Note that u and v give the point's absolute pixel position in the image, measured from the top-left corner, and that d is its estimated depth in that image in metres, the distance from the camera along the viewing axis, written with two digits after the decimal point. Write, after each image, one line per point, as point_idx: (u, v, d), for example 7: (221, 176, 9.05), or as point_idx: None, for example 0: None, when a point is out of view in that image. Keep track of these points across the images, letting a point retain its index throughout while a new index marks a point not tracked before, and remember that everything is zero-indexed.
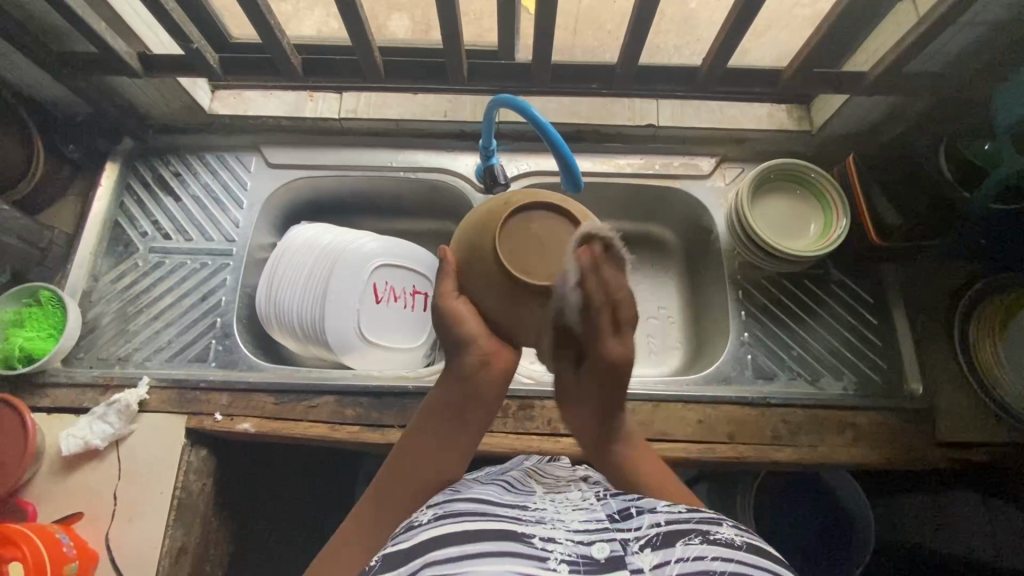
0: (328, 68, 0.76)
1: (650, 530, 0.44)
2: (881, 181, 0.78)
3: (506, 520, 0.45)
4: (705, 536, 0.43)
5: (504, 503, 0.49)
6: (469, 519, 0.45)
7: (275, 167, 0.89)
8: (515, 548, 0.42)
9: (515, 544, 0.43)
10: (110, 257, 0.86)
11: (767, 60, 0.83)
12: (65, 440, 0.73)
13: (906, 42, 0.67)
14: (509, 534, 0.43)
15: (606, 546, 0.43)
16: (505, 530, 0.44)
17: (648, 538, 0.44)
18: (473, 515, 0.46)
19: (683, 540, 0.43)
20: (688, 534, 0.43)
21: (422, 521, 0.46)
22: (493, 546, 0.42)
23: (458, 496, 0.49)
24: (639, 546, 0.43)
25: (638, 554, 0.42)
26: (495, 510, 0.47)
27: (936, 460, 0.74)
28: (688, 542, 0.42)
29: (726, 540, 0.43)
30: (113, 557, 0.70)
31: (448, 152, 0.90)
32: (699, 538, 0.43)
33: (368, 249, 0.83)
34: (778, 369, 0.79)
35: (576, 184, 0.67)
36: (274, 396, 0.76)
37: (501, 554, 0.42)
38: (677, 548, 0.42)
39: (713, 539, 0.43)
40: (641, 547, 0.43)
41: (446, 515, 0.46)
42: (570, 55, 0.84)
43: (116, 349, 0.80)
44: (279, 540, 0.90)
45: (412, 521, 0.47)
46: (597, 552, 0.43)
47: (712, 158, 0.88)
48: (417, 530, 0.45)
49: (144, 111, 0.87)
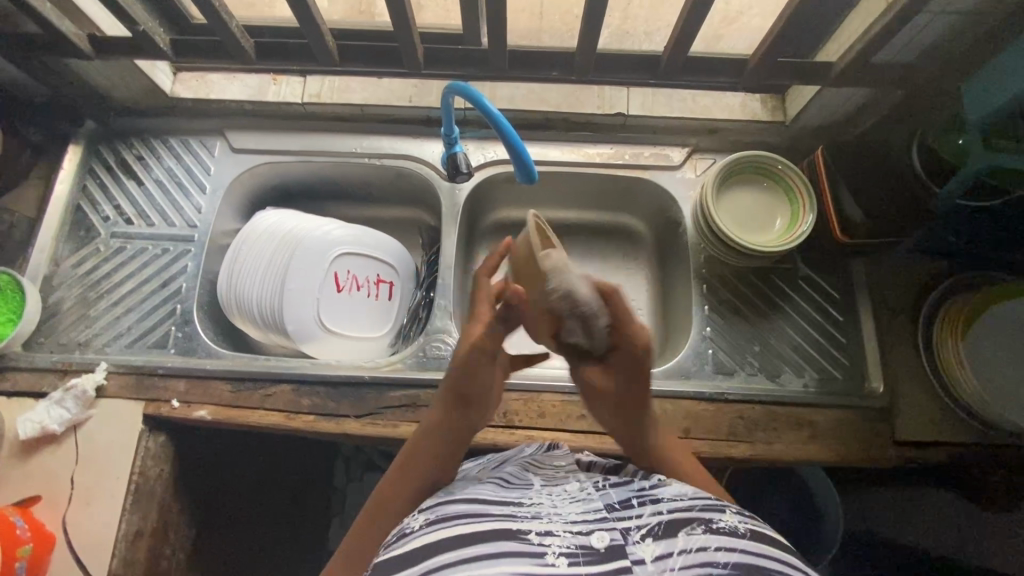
0: (281, 50, 0.75)
1: (652, 518, 0.44)
2: (848, 179, 0.75)
3: (501, 519, 0.44)
4: (708, 525, 0.43)
5: (497, 501, 0.47)
6: (463, 522, 0.44)
7: (238, 152, 0.88)
8: (512, 548, 0.41)
9: (511, 543, 0.42)
10: (72, 241, 0.85)
11: (739, 47, 0.80)
12: (22, 424, 0.73)
13: (873, 32, 0.65)
14: (504, 534, 0.42)
15: (606, 535, 0.43)
16: (501, 529, 0.43)
17: (649, 526, 0.43)
18: (465, 517, 0.44)
19: (685, 530, 0.43)
20: (690, 523, 0.44)
21: (413, 528, 0.45)
22: (487, 549, 0.41)
23: (450, 500, 0.47)
24: (640, 534, 0.43)
25: (639, 543, 0.42)
26: (488, 510, 0.46)
27: (891, 459, 0.73)
28: (691, 531, 0.43)
29: (729, 529, 0.43)
30: (70, 540, 0.70)
31: (414, 138, 0.88)
32: (702, 527, 0.43)
33: (331, 237, 0.82)
34: (738, 365, 0.78)
35: (529, 174, 0.67)
36: (231, 384, 0.77)
37: (497, 555, 0.41)
38: (679, 539, 0.42)
39: (716, 528, 0.43)
40: (642, 536, 0.43)
41: (438, 520, 0.44)
42: (538, 40, 0.81)
43: (76, 335, 0.80)
44: (243, 526, 0.91)
45: (403, 529, 0.46)
46: (597, 541, 0.42)
47: (682, 148, 0.86)
48: (409, 539, 0.44)
49: (104, 93, 0.85)
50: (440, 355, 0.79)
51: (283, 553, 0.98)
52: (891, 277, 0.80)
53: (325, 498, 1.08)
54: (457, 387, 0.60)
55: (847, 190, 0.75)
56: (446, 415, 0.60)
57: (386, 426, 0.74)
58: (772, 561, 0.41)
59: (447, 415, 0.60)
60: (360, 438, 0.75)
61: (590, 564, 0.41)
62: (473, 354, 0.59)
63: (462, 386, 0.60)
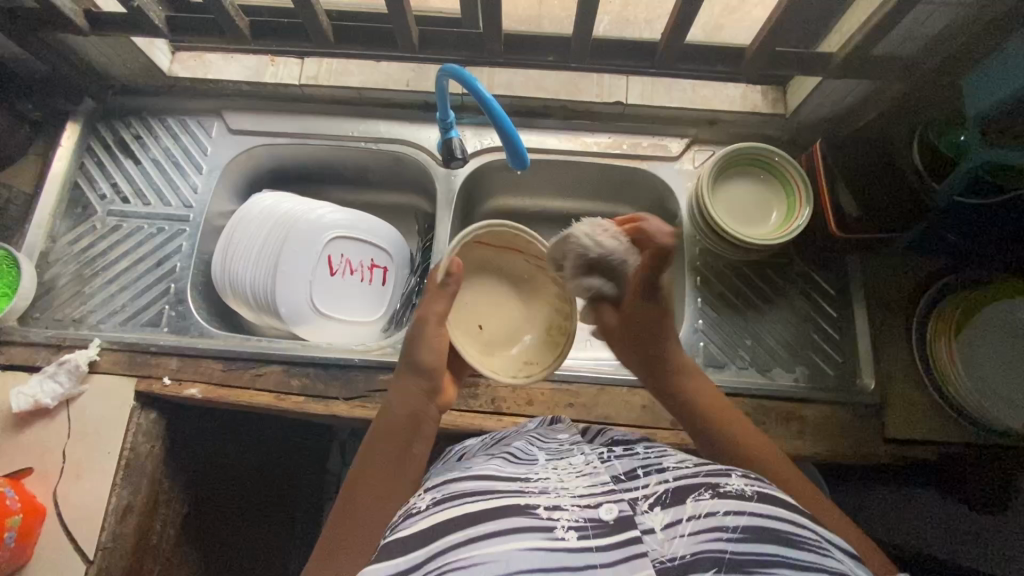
0: (276, 31, 0.76)
1: (659, 487, 0.45)
2: (848, 178, 0.74)
3: (509, 495, 0.44)
4: (716, 490, 0.43)
5: (503, 477, 0.47)
6: (470, 501, 0.44)
7: (236, 133, 0.88)
8: (521, 522, 0.41)
9: (520, 518, 0.41)
10: (69, 218, 0.85)
11: (740, 37, 0.79)
12: (15, 397, 0.74)
13: (874, 21, 0.64)
14: (513, 509, 0.42)
15: (614, 507, 0.43)
16: (509, 504, 0.43)
17: (657, 495, 0.44)
18: (474, 495, 0.44)
19: (693, 496, 0.43)
20: (698, 489, 0.44)
21: (420, 509, 0.45)
22: (497, 525, 0.41)
23: (459, 478, 0.47)
24: (648, 505, 0.43)
25: (648, 514, 0.43)
26: (495, 486, 0.45)
27: (881, 455, 0.73)
28: (699, 498, 0.43)
29: (737, 492, 0.43)
30: (60, 512, 0.71)
31: (411, 123, 0.88)
32: (709, 493, 0.43)
33: (326, 220, 0.82)
34: (729, 358, 0.78)
35: (521, 161, 0.70)
36: (222, 362, 0.77)
37: (504, 532, 0.40)
38: (688, 505, 0.42)
39: (724, 493, 0.43)
40: (651, 506, 0.43)
41: (446, 500, 0.44)
42: (537, 25, 0.80)
43: (71, 311, 0.81)
44: (235, 506, 0.92)
45: (411, 509, 0.46)
46: (605, 513, 0.42)
47: (682, 139, 0.85)
48: (419, 518, 0.44)
49: (102, 71, 0.86)
50: None
51: (276, 531, 0.99)
52: (886, 273, 0.80)
53: (320, 480, 1.09)
54: (411, 365, 0.61)
55: (845, 188, 0.74)
56: (405, 397, 0.60)
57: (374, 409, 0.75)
58: (783, 522, 0.41)
59: (407, 396, 0.61)
60: (348, 420, 0.75)
61: (599, 536, 0.41)
62: (417, 326, 0.62)
63: (414, 359, 0.61)
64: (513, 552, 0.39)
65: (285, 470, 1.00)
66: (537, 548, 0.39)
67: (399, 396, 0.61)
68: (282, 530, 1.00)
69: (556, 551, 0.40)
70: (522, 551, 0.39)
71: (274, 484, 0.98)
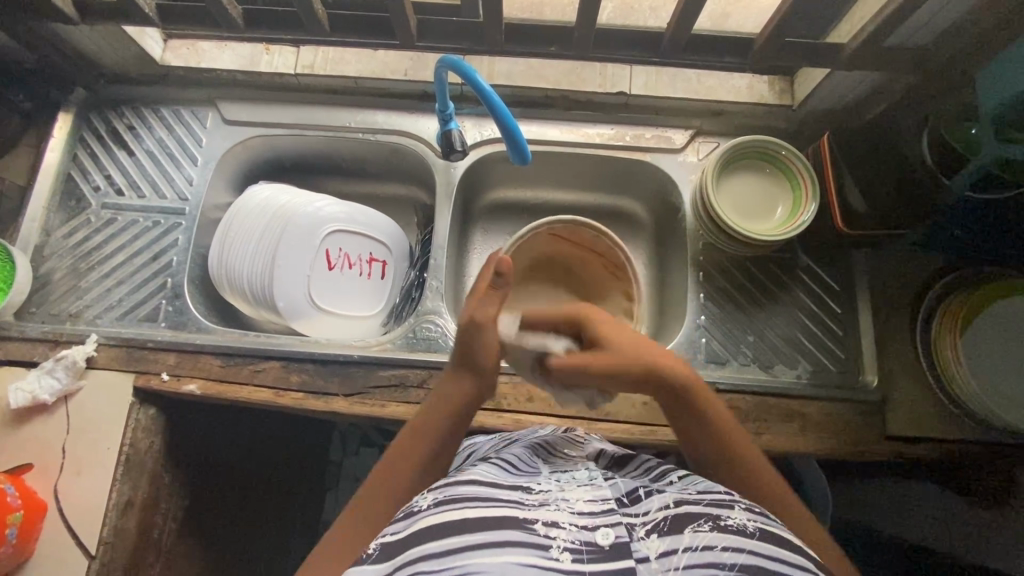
0: (271, 19, 0.75)
1: (658, 514, 0.44)
2: (857, 172, 0.73)
3: (508, 506, 0.44)
4: (716, 522, 0.43)
5: (506, 487, 0.47)
6: (473, 505, 0.43)
7: (230, 123, 0.86)
8: (519, 537, 0.41)
9: (518, 532, 0.41)
10: (62, 211, 0.84)
11: (748, 24, 0.77)
12: (14, 393, 0.73)
13: (886, 14, 0.62)
14: (510, 522, 0.42)
15: (611, 531, 0.42)
16: (506, 516, 0.42)
17: (655, 523, 0.44)
18: (475, 502, 0.44)
19: (692, 527, 0.43)
20: (698, 520, 0.43)
21: (421, 507, 0.44)
22: (494, 536, 0.41)
23: (457, 479, 0.47)
24: (645, 531, 0.43)
25: (643, 540, 0.42)
26: (495, 495, 0.45)
27: (879, 454, 0.73)
28: (697, 529, 0.42)
29: (738, 526, 0.43)
30: (61, 506, 0.71)
31: (410, 113, 0.86)
32: (709, 524, 0.43)
33: (324, 214, 0.81)
34: (732, 355, 0.77)
35: (523, 155, 0.68)
36: (220, 359, 0.76)
37: (500, 543, 0.40)
38: (685, 536, 0.42)
39: (724, 526, 0.42)
40: (648, 532, 0.43)
41: (443, 502, 0.44)
42: (539, 13, 0.78)
43: (67, 306, 0.80)
44: (238, 496, 0.92)
45: (412, 507, 0.45)
46: (602, 537, 0.42)
47: (685, 131, 0.83)
48: (415, 519, 0.43)
49: (93, 59, 0.84)
50: (430, 337, 0.79)
51: (276, 523, 1.00)
52: (891, 267, 0.78)
53: (320, 472, 1.10)
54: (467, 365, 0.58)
55: (853, 182, 0.73)
56: (448, 394, 0.58)
57: (374, 405, 0.74)
58: (782, 563, 0.40)
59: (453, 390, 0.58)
60: (348, 416, 0.75)
61: (593, 561, 0.40)
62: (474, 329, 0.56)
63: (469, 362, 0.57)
64: (506, 566, 0.39)
65: (285, 461, 1.01)
66: (531, 565, 0.39)
67: (449, 385, 0.59)
68: (282, 518, 1.01)
69: (549, 570, 0.40)
70: (516, 565, 0.39)
71: (273, 476, 0.99)
